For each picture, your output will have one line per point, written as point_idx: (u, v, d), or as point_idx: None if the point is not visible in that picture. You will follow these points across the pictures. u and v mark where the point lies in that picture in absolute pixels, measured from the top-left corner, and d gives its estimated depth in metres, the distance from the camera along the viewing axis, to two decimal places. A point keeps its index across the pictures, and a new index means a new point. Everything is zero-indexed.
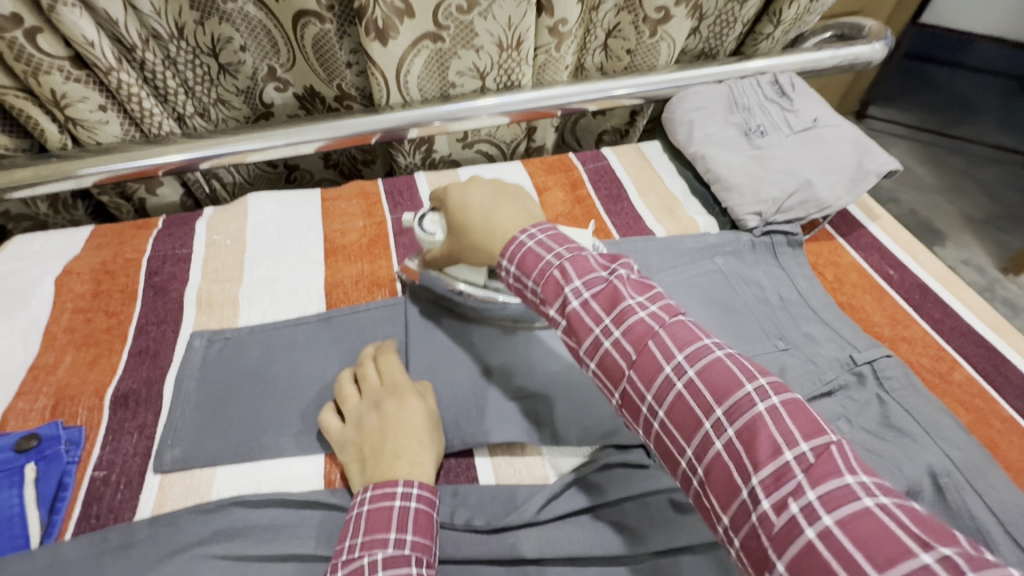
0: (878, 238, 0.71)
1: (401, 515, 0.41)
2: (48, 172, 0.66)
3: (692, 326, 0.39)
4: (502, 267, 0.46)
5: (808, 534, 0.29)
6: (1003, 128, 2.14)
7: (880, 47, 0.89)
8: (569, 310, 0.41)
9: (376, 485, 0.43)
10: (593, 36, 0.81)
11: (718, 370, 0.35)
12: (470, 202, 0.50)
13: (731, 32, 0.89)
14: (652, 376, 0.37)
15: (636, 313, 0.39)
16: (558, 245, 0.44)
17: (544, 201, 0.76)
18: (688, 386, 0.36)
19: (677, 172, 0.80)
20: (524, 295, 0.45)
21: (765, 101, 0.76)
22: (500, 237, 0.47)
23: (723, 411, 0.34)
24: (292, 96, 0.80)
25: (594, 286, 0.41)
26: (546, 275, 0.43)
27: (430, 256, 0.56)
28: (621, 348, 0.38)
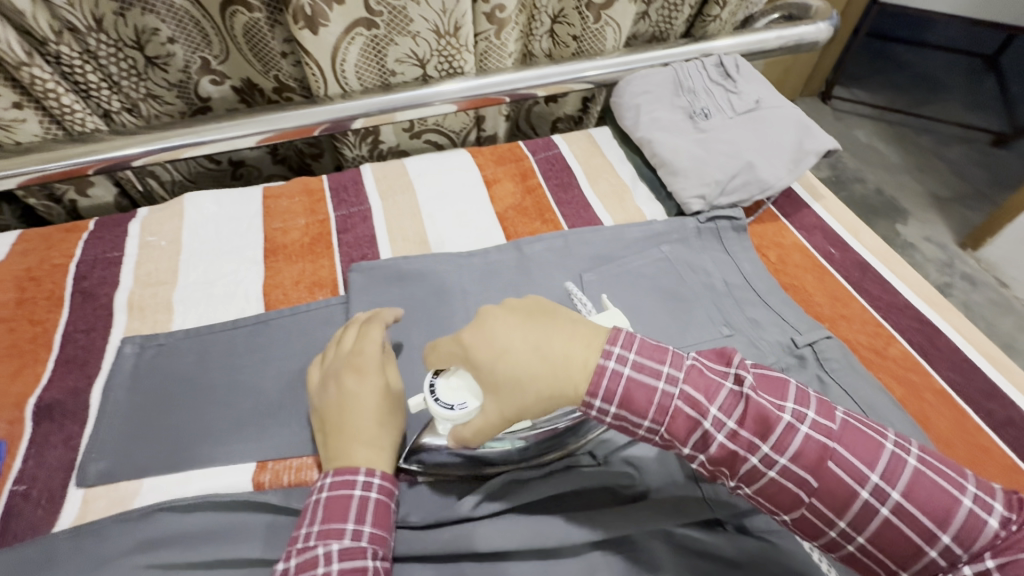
0: (822, 218, 0.72)
1: (361, 505, 0.42)
2: None
3: (856, 427, 0.39)
4: (594, 407, 0.39)
5: (969, 571, 0.34)
6: (962, 105, 2.19)
7: (826, 27, 0.89)
8: (716, 447, 0.39)
9: (335, 472, 0.44)
10: (538, 22, 0.80)
11: (918, 485, 0.36)
12: (516, 346, 0.39)
13: (679, 15, 0.88)
14: (846, 502, 0.37)
15: (793, 435, 0.38)
16: (661, 364, 0.40)
17: (493, 192, 0.75)
18: (895, 507, 0.36)
19: (626, 158, 0.80)
20: (625, 430, 0.41)
21: (710, 83, 0.76)
22: (576, 369, 0.39)
23: (944, 530, 0.35)
24: (229, 88, 0.77)
25: (733, 410, 0.39)
26: (667, 411, 0.39)
27: (471, 433, 0.41)
28: (792, 475, 0.38)
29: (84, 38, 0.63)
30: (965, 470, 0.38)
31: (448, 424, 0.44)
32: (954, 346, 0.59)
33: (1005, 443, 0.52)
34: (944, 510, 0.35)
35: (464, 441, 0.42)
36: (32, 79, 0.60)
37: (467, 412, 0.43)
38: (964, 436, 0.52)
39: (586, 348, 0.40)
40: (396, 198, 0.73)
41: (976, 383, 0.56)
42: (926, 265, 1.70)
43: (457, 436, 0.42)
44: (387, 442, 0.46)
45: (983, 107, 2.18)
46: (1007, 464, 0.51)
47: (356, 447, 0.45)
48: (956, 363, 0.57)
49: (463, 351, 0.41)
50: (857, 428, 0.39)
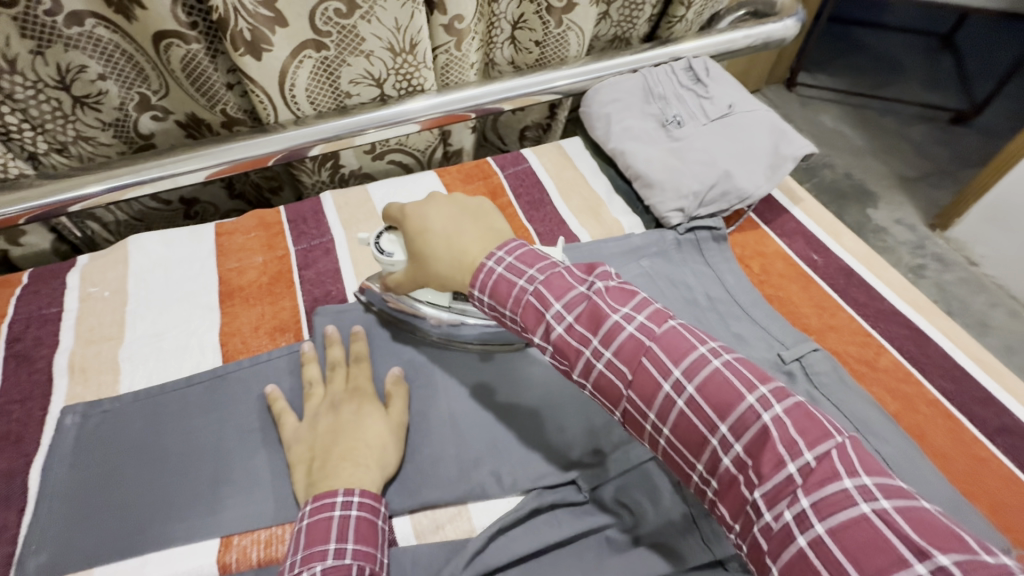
0: (802, 223, 0.70)
1: (341, 525, 0.41)
2: None
3: (684, 332, 0.38)
4: (475, 297, 0.45)
5: (802, 542, 0.30)
6: (923, 85, 2.22)
7: (792, 23, 0.88)
8: (554, 335, 0.40)
9: (314, 498, 0.42)
10: (497, 29, 0.77)
11: (718, 386, 0.35)
12: (431, 227, 0.49)
13: (641, 14, 0.86)
14: (651, 394, 0.37)
15: (620, 330, 0.38)
16: (527, 268, 0.43)
17: None
18: (692, 402, 0.36)
19: (600, 170, 0.77)
20: (502, 321, 0.45)
21: (681, 88, 0.74)
22: (466, 266, 0.46)
23: (728, 423, 0.34)
24: (173, 124, 0.71)
25: (576, 308, 0.40)
26: (521, 301, 0.42)
27: (394, 282, 0.54)
28: (616, 369, 0.38)
29: None
30: (780, 384, 0.35)
31: (387, 271, 0.54)
32: (943, 353, 0.58)
33: (1002, 453, 0.51)
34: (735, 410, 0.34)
35: (395, 287, 0.54)
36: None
37: (397, 262, 0.52)
38: (962, 449, 0.51)
39: (484, 249, 0.46)
40: (360, 227, 0.69)
41: (968, 390, 0.55)
42: (898, 248, 1.72)
43: (392, 283, 0.54)
44: (379, 467, 0.46)
45: (942, 86, 2.22)
46: (1006, 475, 0.50)
47: (345, 467, 0.45)
48: (947, 370, 0.56)
49: (403, 210, 0.52)
50: (697, 338, 0.38)
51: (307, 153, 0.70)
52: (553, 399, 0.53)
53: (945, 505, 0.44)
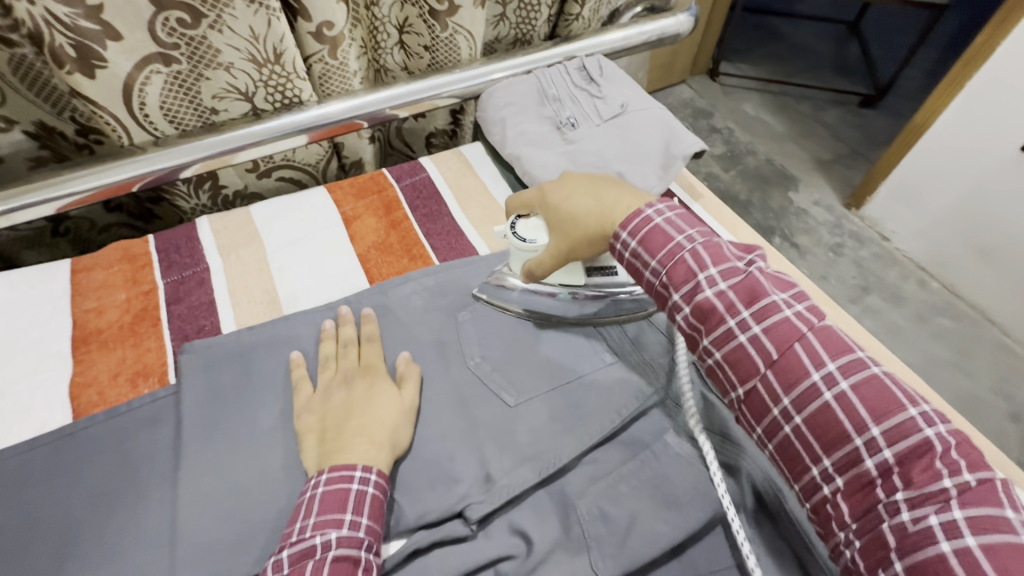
0: (701, 219, 0.70)
1: (358, 498, 0.42)
2: None
3: (839, 331, 0.38)
4: (620, 240, 0.45)
5: (944, 548, 0.30)
6: (834, 72, 2.33)
7: (686, 19, 0.87)
8: (700, 297, 0.41)
9: (333, 467, 0.44)
10: (382, 33, 0.73)
11: (876, 390, 0.35)
12: (578, 194, 0.50)
13: (539, 15, 0.83)
14: (796, 378, 0.37)
15: (777, 309, 0.39)
16: (688, 227, 0.43)
17: (353, 232, 0.67)
18: (839, 395, 0.36)
19: (499, 176, 0.74)
20: (637, 272, 0.45)
21: (574, 88, 0.72)
22: (618, 212, 0.47)
23: (877, 424, 0.34)
24: (22, 136, 0.63)
25: (729, 277, 0.40)
26: (675, 257, 0.42)
27: (536, 264, 0.53)
28: (759, 345, 0.39)
29: None
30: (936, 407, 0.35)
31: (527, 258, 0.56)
32: None
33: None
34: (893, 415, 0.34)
35: (540, 268, 0.54)
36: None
37: (540, 246, 0.54)
38: None
39: (637, 199, 0.47)
40: (239, 251, 0.64)
41: None
42: (817, 228, 1.78)
43: (532, 266, 0.54)
44: (390, 442, 0.47)
45: (852, 72, 2.34)
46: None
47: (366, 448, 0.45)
48: None
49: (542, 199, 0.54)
50: (853, 340, 0.38)
51: (176, 177, 0.64)
52: (444, 424, 0.50)
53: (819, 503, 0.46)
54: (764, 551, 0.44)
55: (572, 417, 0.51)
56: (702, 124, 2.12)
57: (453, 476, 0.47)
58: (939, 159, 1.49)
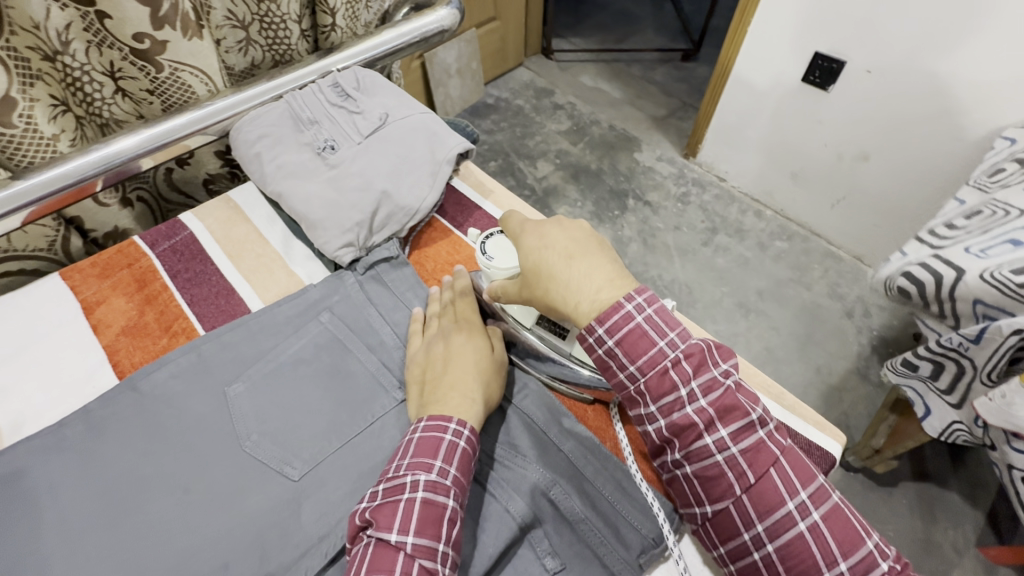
0: (492, 217, 0.68)
1: (450, 449, 0.43)
2: None
3: (803, 456, 0.42)
4: (596, 334, 0.44)
5: None
6: (655, 32, 2.47)
7: (449, 13, 0.83)
8: (680, 413, 0.42)
9: (430, 416, 0.45)
10: (89, 86, 0.62)
11: (839, 518, 0.39)
12: (581, 240, 0.47)
13: (289, 32, 0.76)
14: (772, 505, 0.40)
15: (751, 433, 0.41)
16: (671, 330, 0.43)
17: (99, 320, 0.57)
18: (812, 525, 0.39)
19: (274, 215, 0.67)
20: (610, 370, 0.45)
21: (331, 106, 0.67)
22: (585, 297, 0.44)
23: (847, 559, 0.38)
24: None
25: (710, 394, 0.41)
26: (658, 367, 0.42)
27: (501, 289, 0.51)
28: (735, 464, 0.40)
29: None
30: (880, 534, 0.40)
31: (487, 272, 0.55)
32: None
33: None
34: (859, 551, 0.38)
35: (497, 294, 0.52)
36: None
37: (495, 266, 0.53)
38: None
39: (609, 287, 0.45)
40: None
41: None
42: (664, 181, 1.86)
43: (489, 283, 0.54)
44: (482, 398, 0.48)
45: (670, 30, 2.49)
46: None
47: (468, 405, 0.47)
48: None
49: (528, 228, 0.50)
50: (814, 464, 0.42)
51: None
52: (215, 524, 0.44)
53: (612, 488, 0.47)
54: (570, 557, 0.44)
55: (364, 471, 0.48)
56: (545, 103, 2.15)
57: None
58: (747, 101, 1.57)
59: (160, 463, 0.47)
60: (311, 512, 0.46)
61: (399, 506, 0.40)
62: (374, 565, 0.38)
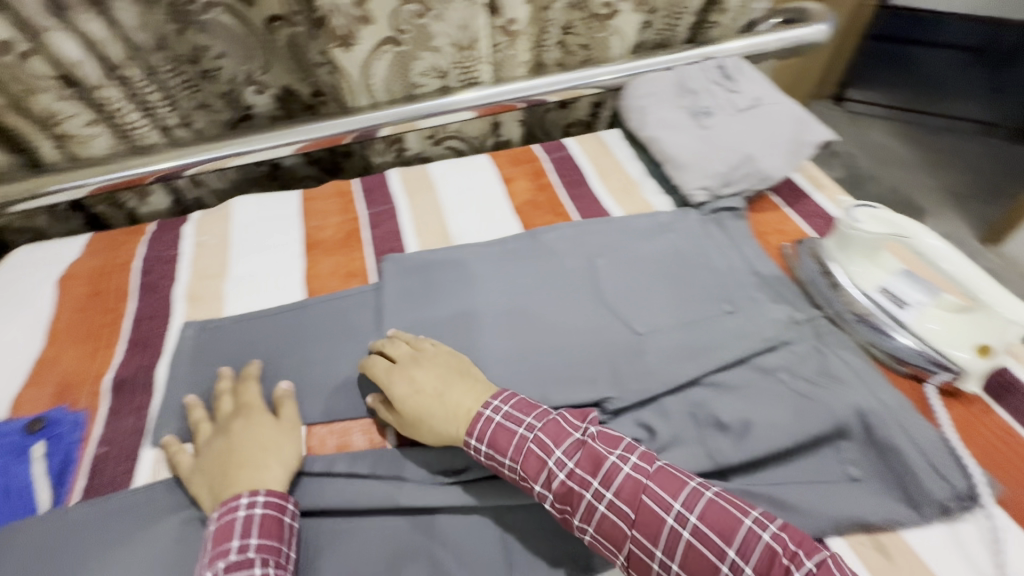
0: (822, 207, 0.75)
1: (244, 524, 0.44)
2: (34, 186, 0.70)
3: (671, 471, 0.46)
4: (471, 444, 0.49)
5: None
6: (986, 96, 2.12)
7: (824, 28, 0.93)
8: (556, 483, 0.46)
9: (221, 507, 0.45)
10: (549, 33, 0.84)
11: (716, 511, 0.43)
12: (423, 387, 0.53)
13: (681, 22, 0.92)
14: (656, 530, 0.43)
15: (619, 472, 0.45)
16: (525, 417, 0.50)
17: (509, 191, 0.80)
18: (693, 530, 0.42)
19: (635, 156, 0.85)
20: (494, 470, 0.49)
21: (711, 83, 0.81)
22: (460, 415, 0.51)
23: (731, 546, 0.41)
24: (272, 98, 0.81)
25: (575, 454, 0.47)
26: (522, 449, 0.48)
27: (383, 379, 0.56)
28: (615, 509, 0.44)
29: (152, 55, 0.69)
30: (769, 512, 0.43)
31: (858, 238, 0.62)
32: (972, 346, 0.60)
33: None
34: (737, 532, 0.41)
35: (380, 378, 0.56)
36: (53, 94, 0.65)
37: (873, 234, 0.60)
38: (982, 430, 0.53)
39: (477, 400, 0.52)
40: (420, 197, 0.80)
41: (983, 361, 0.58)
42: None
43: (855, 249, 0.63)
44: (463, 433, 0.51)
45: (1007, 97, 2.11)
46: None
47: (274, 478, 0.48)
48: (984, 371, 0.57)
49: (387, 373, 0.55)
50: (683, 475, 0.46)
51: (374, 133, 0.81)
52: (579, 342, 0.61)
53: (936, 447, 0.49)
54: (867, 475, 0.49)
55: (694, 348, 0.59)
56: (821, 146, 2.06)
57: (585, 377, 0.57)
58: None
59: (546, 290, 0.66)
60: (649, 358, 0.58)
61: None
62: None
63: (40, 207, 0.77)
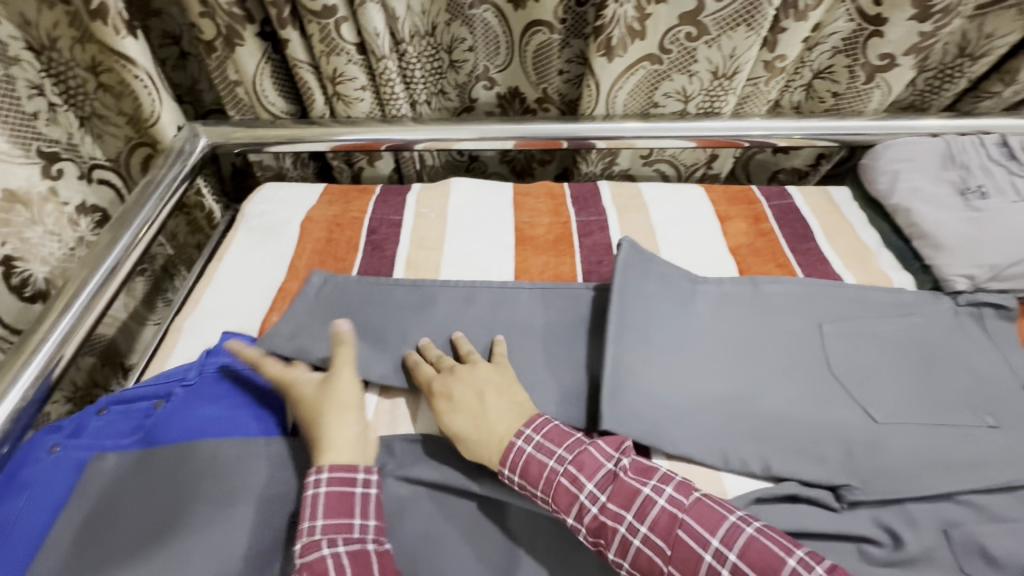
0: None
1: (351, 501, 0.46)
2: (299, 134, 0.79)
3: (708, 502, 0.45)
4: (504, 474, 0.49)
5: None
6: None
7: None
8: (587, 516, 0.46)
9: (332, 468, 0.47)
10: (800, 75, 0.81)
11: (757, 550, 0.42)
12: (459, 401, 0.53)
13: (951, 86, 0.83)
14: (692, 567, 0.42)
15: (653, 506, 0.45)
16: (556, 448, 0.49)
17: (725, 230, 0.76)
18: (733, 568, 0.41)
19: (869, 222, 0.77)
20: (529, 498, 0.50)
21: (989, 161, 0.73)
22: (495, 441, 0.51)
23: None
24: (495, 95, 0.90)
25: (607, 489, 0.47)
26: (553, 482, 0.48)
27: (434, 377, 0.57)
28: (651, 543, 0.44)
29: (426, 39, 0.80)
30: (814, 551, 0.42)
31: None
32: None
33: None
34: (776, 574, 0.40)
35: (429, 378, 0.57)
36: (344, 58, 0.71)
37: None
38: None
39: (512, 426, 0.51)
40: (632, 215, 0.78)
41: None
42: None
43: None
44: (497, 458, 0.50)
45: None
46: None
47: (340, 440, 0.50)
48: None
49: (432, 383, 0.55)
50: (721, 507, 0.45)
51: (590, 143, 0.79)
52: (808, 412, 0.55)
53: None
54: None
55: (947, 456, 0.52)
56: None
57: (816, 454, 0.52)
58: None
59: (768, 346, 0.62)
60: (894, 452, 0.52)
61: (369, 554, 0.44)
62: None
63: (289, 153, 0.85)
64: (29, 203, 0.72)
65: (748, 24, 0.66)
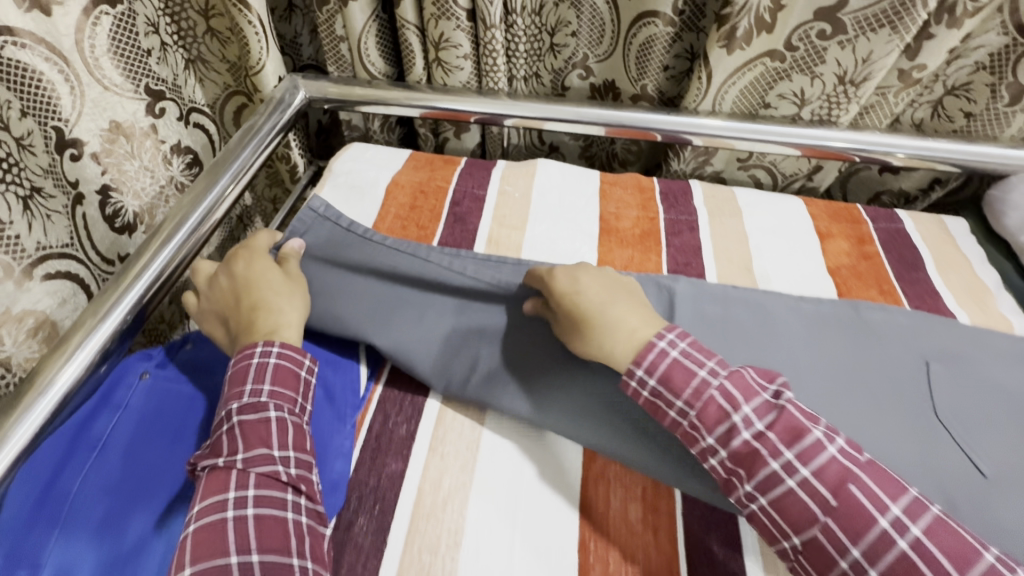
0: None
1: (258, 369, 0.49)
2: (392, 96, 0.78)
3: (876, 463, 0.41)
4: (635, 375, 0.47)
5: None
6: None
7: None
8: (734, 437, 0.43)
9: (282, 346, 0.50)
10: (929, 90, 0.74)
11: (930, 516, 0.38)
12: (592, 288, 0.52)
13: None
14: (851, 520, 0.38)
15: (822, 450, 0.41)
16: (707, 361, 0.46)
17: (825, 246, 0.71)
18: (897, 528, 0.38)
19: (989, 260, 0.71)
20: (660, 410, 0.46)
21: None
22: (624, 335, 0.48)
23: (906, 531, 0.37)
24: (589, 85, 0.87)
25: (769, 417, 0.42)
26: (703, 396, 0.44)
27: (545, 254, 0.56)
28: (804, 481, 0.40)
29: (537, 18, 0.78)
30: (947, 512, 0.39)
31: None
32: None
33: None
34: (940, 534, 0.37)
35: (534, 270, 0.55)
36: (453, 23, 0.71)
37: None
38: None
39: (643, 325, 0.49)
40: (723, 219, 0.74)
41: None
42: None
43: None
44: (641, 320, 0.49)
45: None
46: None
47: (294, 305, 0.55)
48: None
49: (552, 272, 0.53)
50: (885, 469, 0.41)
51: (684, 140, 0.75)
52: (908, 455, 0.51)
53: None
54: None
55: None
56: None
57: None
58: None
59: (867, 377, 0.57)
60: (1007, 512, 0.47)
61: (267, 420, 0.46)
62: (260, 530, 0.42)
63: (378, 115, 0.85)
64: (130, 135, 0.71)
65: (892, 25, 0.61)
